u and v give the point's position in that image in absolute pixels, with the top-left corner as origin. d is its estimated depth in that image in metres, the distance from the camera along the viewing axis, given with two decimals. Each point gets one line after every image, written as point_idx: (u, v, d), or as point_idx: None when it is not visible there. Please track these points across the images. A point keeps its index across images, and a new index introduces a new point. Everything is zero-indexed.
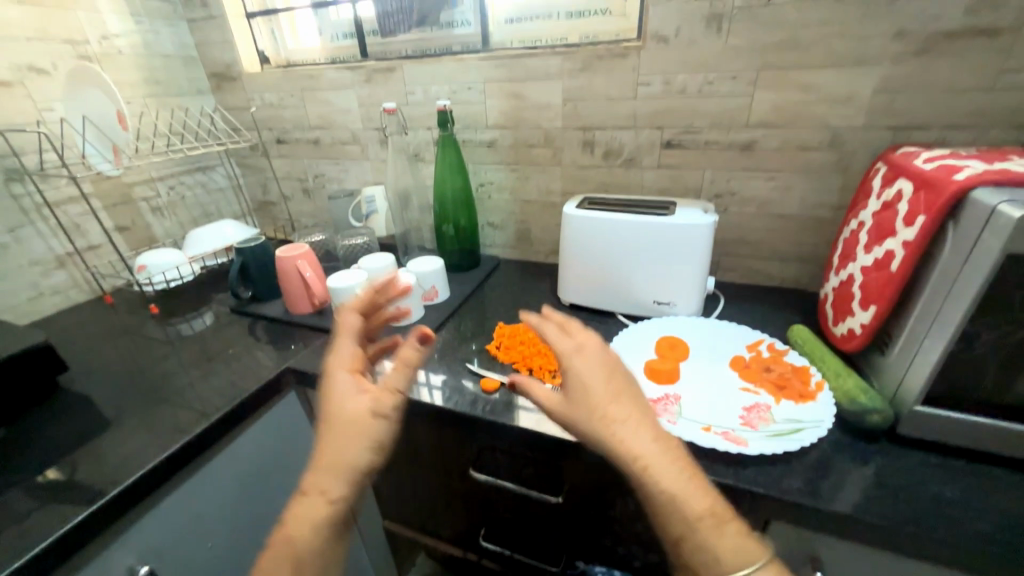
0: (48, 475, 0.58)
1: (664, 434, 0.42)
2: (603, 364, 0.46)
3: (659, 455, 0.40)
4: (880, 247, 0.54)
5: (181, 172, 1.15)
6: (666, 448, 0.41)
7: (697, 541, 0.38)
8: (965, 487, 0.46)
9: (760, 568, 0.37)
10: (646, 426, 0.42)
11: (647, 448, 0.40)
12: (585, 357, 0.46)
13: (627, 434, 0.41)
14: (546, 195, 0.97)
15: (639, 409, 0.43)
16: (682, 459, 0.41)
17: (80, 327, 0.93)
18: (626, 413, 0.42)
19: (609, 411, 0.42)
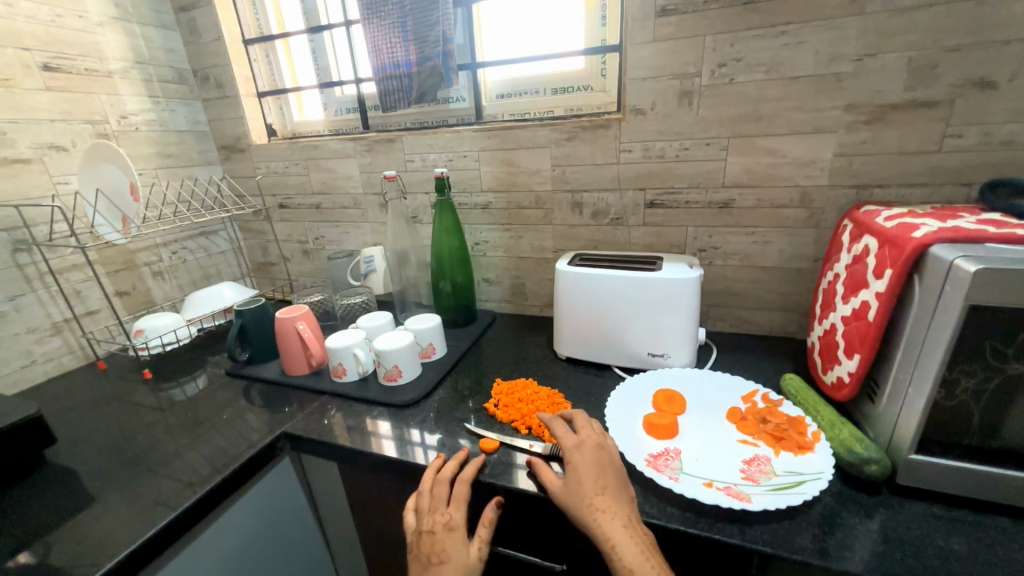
0: (25, 559, 0.55)
1: (633, 519, 0.49)
2: (597, 459, 0.54)
3: (624, 536, 0.47)
4: (856, 298, 0.57)
5: (184, 238, 1.18)
6: (633, 529, 0.48)
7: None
8: (971, 540, 0.46)
9: None
10: (620, 513, 0.49)
11: (618, 531, 0.47)
12: (584, 453, 0.55)
13: (603, 520, 0.48)
14: (538, 252, 1.01)
15: (616, 496, 0.50)
16: (648, 545, 0.47)
17: (70, 394, 0.92)
18: (607, 502, 0.49)
19: (593, 493, 0.50)
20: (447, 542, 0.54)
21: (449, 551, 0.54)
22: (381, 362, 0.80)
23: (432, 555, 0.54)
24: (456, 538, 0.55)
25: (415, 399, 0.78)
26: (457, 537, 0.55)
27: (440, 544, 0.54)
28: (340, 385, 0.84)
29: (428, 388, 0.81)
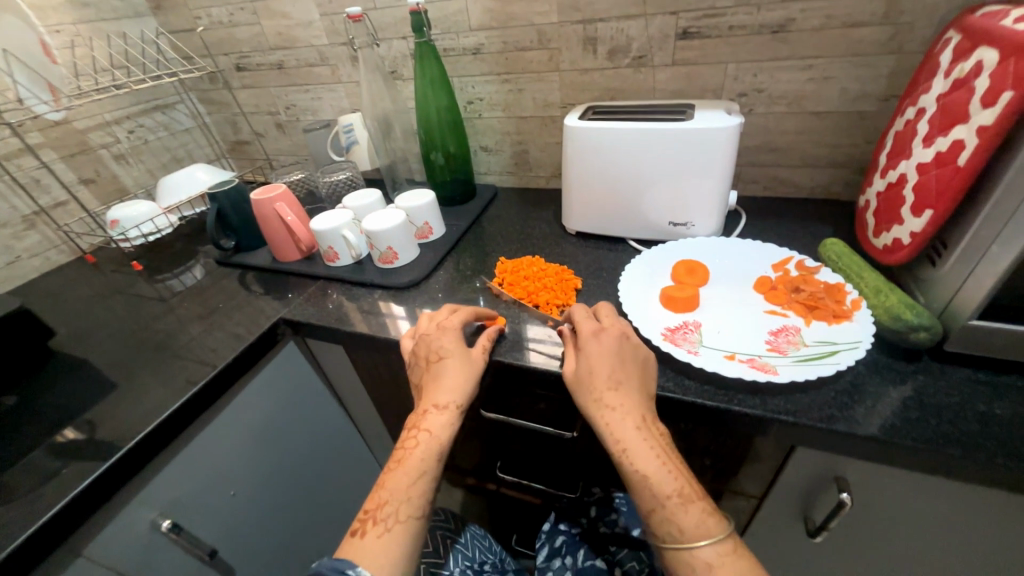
0: (62, 438, 0.57)
1: (647, 417, 0.46)
2: (616, 349, 0.49)
3: (636, 439, 0.44)
4: (944, 138, 0.46)
5: (137, 113, 1.03)
6: (647, 431, 0.44)
7: (664, 515, 0.41)
8: (1016, 405, 0.42)
9: (720, 541, 0.40)
10: (633, 412, 0.45)
11: (629, 434, 0.44)
12: (602, 342, 0.49)
13: (613, 419, 0.45)
14: (543, 109, 0.86)
15: (630, 391, 0.46)
16: (662, 446, 0.44)
17: (65, 289, 0.89)
18: (619, 399, 0.46)
19: (605, 398, 0.46)
20: (443, 341, 0.55)
21: (446, 348, 0.54)
22: (374, 245, 0.74)
23: (430, 356, 0.54)
24: (451, 338, 0.55)
25: (414, 281, 0.73)
26: (453, 337, 0.55)
27: (437, 345, 0.54)
28: (335, 270, 0.78)
29: (428, 269, 0.75)
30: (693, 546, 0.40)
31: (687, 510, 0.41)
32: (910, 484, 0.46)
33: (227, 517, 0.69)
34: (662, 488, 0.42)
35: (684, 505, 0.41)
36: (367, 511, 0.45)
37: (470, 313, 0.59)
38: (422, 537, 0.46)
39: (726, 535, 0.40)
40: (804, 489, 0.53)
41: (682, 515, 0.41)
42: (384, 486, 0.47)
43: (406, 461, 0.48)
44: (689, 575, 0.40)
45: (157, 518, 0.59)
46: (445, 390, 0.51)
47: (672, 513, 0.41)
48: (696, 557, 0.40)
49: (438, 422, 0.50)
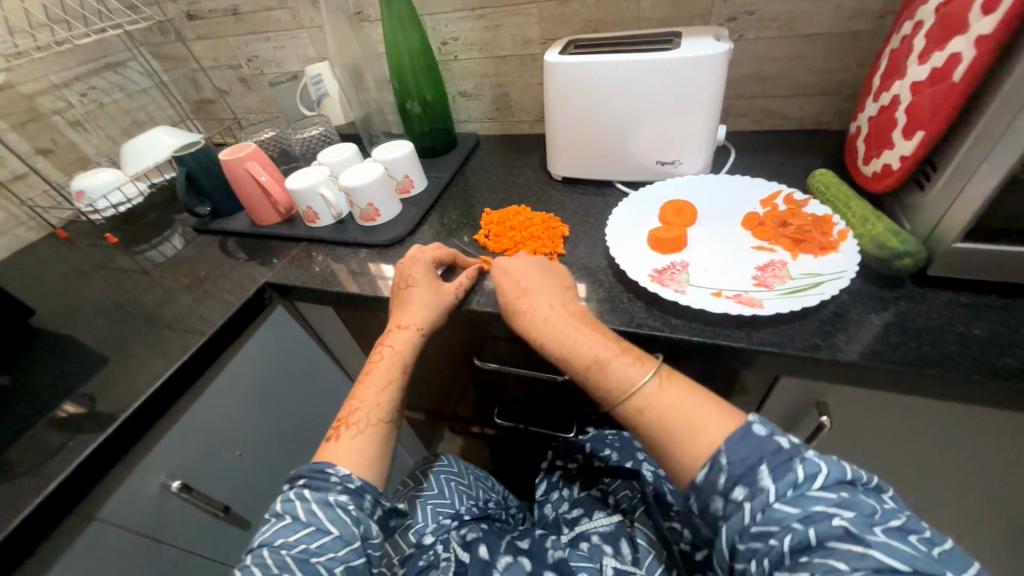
0: (59, 412, 0.57)
1: (558, 302, 0.48)
2: (517, 259, 0.53)
3: (545, 321, 0.46)
4: (941, 52, 0.43)
5: (87, 74, 0.96)
6: (556, 311, 0.47)
7: (594, 383, 0.43)
8: (995, 324, 0.43)
9: (642, 383, 0.41)
10: (539, 298, 0.48)
11: (539, 320, 0.47)
12: (502, 260, 0.54)
13: (525, 315, 0.48)
14: (522, 46, 0.80)
15: (536, 286, 0.50)
16: (574, 321, 0.46)
17: (41, 266, 0.86)
18: (523, 293, 0.49)
19: (512, 296, 0.50)
20: (413, 270, 0.58)
21: (415, 277, 0.57)
22: (353, 202, 0.71)
23: (401, 283, 0.58)
24: (421, 267, 0.58)
25: (398, 238, 0.71)
26: (423, 267, 0.59)
27: (407, 273, 0.58)
28: (316, 232, 0.76)
29: (411, 225, 0.73)
30: (623, 398, 0.41)
31: (608, 371, 0.42)
32: (887, 404, 0.48)
33: (235, 476, 0.72)
34: (582, 359, 0.44)
35: (603, 367, 0.42)
36: (341, 420, 0.50)
37: (448, 252, 0.62)
38: (394, 438, 0.51)
39: (648, 375, 0.41)
40: (788, 415, 0.55)
41: (604, 375, 0.42)
42: (355, 396, 0.52)
43: (372, 373, 0.53)
44: (632, 423, 0.41)
45: (166, 480, 0.61)
46: (409, 313, 0.56)
47: (598, 381, 0.43)
48: (628, 405, 0.41)
49: (399, 338, 0.54)
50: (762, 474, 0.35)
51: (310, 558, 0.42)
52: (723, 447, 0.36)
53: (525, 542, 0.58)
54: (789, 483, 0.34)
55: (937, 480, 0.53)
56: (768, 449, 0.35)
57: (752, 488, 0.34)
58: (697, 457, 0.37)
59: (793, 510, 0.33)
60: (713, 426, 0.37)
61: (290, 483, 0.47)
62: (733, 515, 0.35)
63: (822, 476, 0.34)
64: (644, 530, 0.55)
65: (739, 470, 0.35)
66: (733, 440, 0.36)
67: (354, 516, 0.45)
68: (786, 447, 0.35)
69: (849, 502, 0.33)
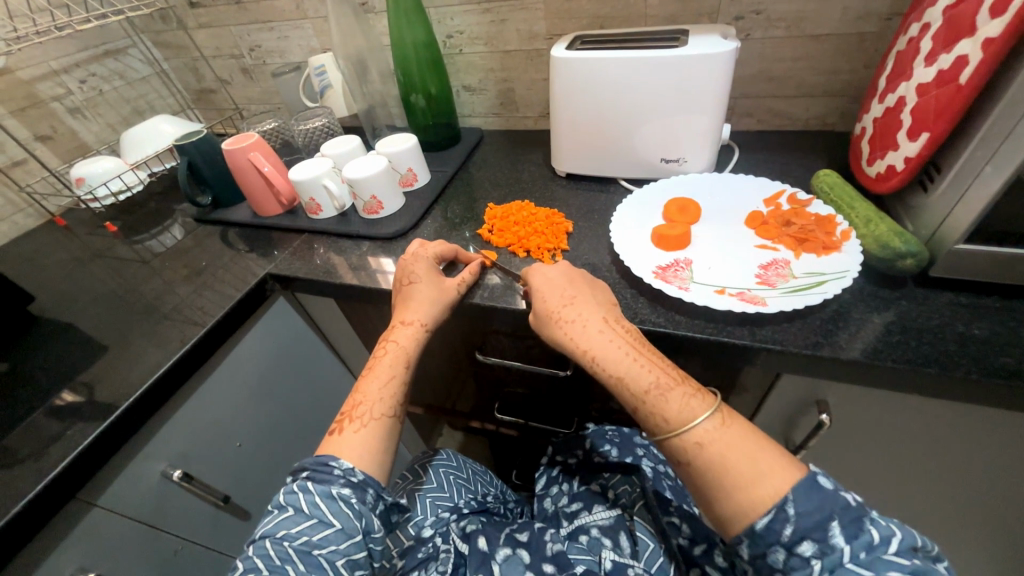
0: (60, 399, 0.57)
1: (609, 320, 0.47)
2: (564, 275, 0.51)
3: (602, 344, 0.44)
4: (948, 55, 0.44)
5: (88, 60, 0.95)
6: (610, 332, 0.45)
7: (648, 409, 0.42)
8: (995, 325, 0.44)
9: (706, 418, 0.40)
10: (593, 318, 0.46)
11: (593, 340, 0.45)
12: (545, 273, 0.51)
13: (575, 331, 0.46)
14: (528, 41, 0.80)
15: (586, 302, 0.48)
16: (630, 344, 0.45)
17: (39, 254, 0.85)
18: (574, 312, 0.47)
19: (561, 313, 0.47)
20: (415, 266, 0.58)
21: (418, 273, 0.57)
22: (357, 194, 0.71)
23: (404, 279, 0.58)
24: (424, 264, 0.58)
25: (401, 231, 0.71)
26: (425, 263, 0.59)
27: (410, 269, 0.58)
28: (319, 223, 0.76)
29: (414, 218, 0.73)
30: (683, 431, 0.40)
31: (667, 399, 0.41)
32: (886, 403, 0.48)
33: (234, 466, 0.72)
34: (637, 384, 0.43)
35: (662, 396, 0.41)
36: (345, 413, 0.51)
37: (450, 249, 0.62)
38: (397, 433, 0.51)
39: (710, 410, 0.40)
40: (788, 413, 0.55)
41: (664, 404, 0.41)
42: (358, 390, 0.52)
43: (375, 368, 0.53)
44: (684, 456, 0.40)
45: (166, 469, 0.61)
46: (412, 308, 0.56)
47: (651, 407, 0.42)
48: (685, 439, 0.40)
49: (403, 334, 0.54)
50: (835, 531, 0.35)
51: (312, 550, 0.43)
52: (790, 497, 0.36)
53: (524, 534, 0.58)
54: (862, 544, 0.35)
55: (933, 479, 0.54)
56: (839, 505, 0.36)
57: (821, 546, 0.35)
58: (759, 504, 0.37)
59: (866, 573, 0.34)
60: (778, 474, 0.37)
61: (293, 475, 0.47)
62: (796, 570, 0.36)
63: (894, 541, 0.35)
64: (643, 524, 0.56)
65: (808, 525, 0.35)
66: (799, 491, 0.36)
67: (356, 510, 0.45)
68: (854, 505, 0.36)
69: (920, 570, 0.34)
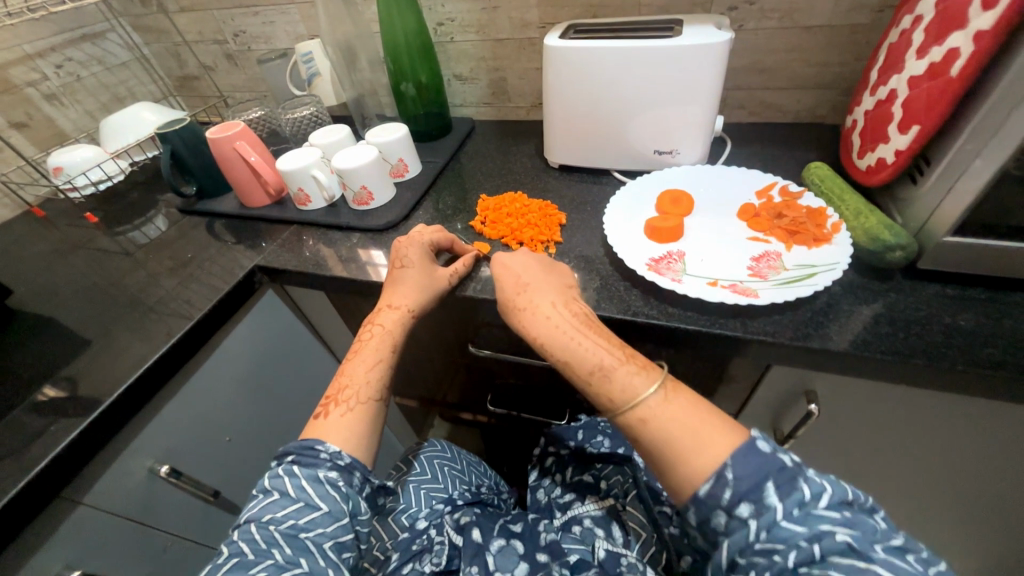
0: (41, 395, 0.55)
1: (559, 303, 0.47)
2: (520, 260, 0.52)
3: (549, 328, 0.45)
4: (939, 47, 0.44)
5: (63, 44, 0.91)
6: (558, 316, 0.46)
7: (594, 390, 0.43)
8: (980, 316, 0.45)
9: (647, 394, 0.40)
10: (543, 302, 0.47)
11: (541, 324, 0.46)
12: (504, 260, 0.52)
13: (526, 317, 0.47)
14: (521, 30, 0.79)
15: (535, 287, 0.48)
16: (578, 326, 0.45)
17: (16, 246, 0.83)
18: (526, 297, 0.48)
19: (515, 299, 0.48)
20: (409, 251, 0.57)
21: (411, 258, 0.57)
22: (347, 185, 0.70)
23: (396, 262, 0.57)
24: (418, 249, 0.58)
25: (392, 223, 0.70)
26: (419, 248, 0.58)
27: (403, 254, 0.57)
28: (308, 215, 0.75)
29: (406, 210, 0.72)
30: (626, 409, 0.40)
31: (611, 379, 0.42)
32: (873, 393, 0.49)
33: (224, 461, 0.71)
34: (585, 366, 0.43)
35: (607, 376, 0.42)
36: (330, 397, 0.50)
37: (445, 236, 0.61)
38: (382, 417, 0.51)
39: (653, 386, 0.40)
40: (778, 404, 0.56)
41: (609, 384, 0.42)
42: (343, 373, 0.52)
43: (362, 351, 0.53)
44: (632, 433, 0.41)
45: (154, 464, 0.60)
46: (401, 293, 0.55)
47: (597, 388, 0.42)
48: (630, 416, 0.40)
49: (390, 318, 0.54)
50: (769, 491, 0.35)
51: (299, 533, 0.42)
52: (727, 462, 0.36)
53: (518, 526, 0.60)
54: (796, 501, 0.34)
55: (917, 466, 0.55)
56: (773, 466, 0.35)
57: (758, 506, 0.35)
58: (697, 471, 0.37)
59: (800, 530, 0.33)
60: (717, 442, 0.37)
61: (278, 459, 0.46)
62: (737, 532, 0.35)
63: (826, 496, 0.34)
64: (635, 513, 0.56)
65: (744, 487, 0.35)
66: (738, 456, 0.36)
67: (343, 493, 0.45)
68: (790, 465, 0.35)
69: (852, 522, 0.33)
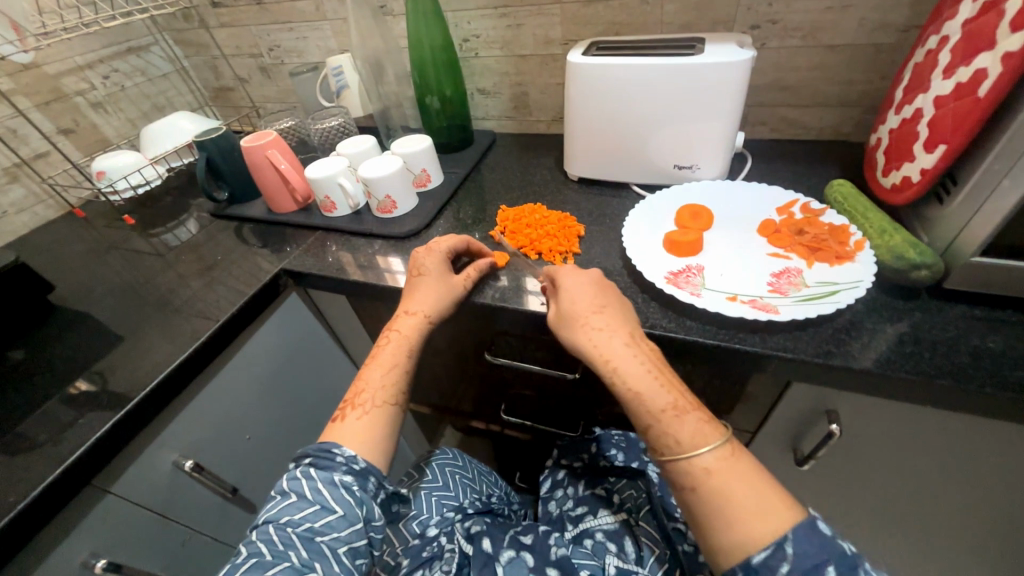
0: (77, 387, 0.58)
1: (635, 336, 0.46)
2: (594, 283, 0.50)
3: (626, 357, 0.44)
4: (966, 68, 0.44)
5: (111, 57, 0.97)
6: (636, 347, 0.45)
7: (660, 429, 0.41)
8: (1010, 338, 0.44)
9: (718, 447, 0.40)
10: (620, 330, 0.46)
11: (617, 351, 0.44)
12: (578, 278, 0.51)
13: (601, 339, 0.45)
14: (544, 46, 0.81)
15: (613, 315, 0.47)
16: (653, 361, 0.44)
17: (59, 245, 0.87)
18: (603, 321, 0.46)
19: (589, 319, 0.47)
20: (427, 260, 0.59)
21: (427, 266, 0.58)
22: (372, 193, 0.72)
23: (414, 271, 0.59)
24: (435, 257, 0.59)
25: (414, 230, 0.72)
26: (437, 257, 0.59)
27: (421, 263, 0.59)
28: (333, 221, 0.77)
29: (427, 218, 0.74)
30: (692, 455, 0.39)
31: (682, 422, 0.41)
32: (898, 413, 0.48)
33: (243, 459, 0.73)
34: (655, 402, 0.42)
35: (678, 417, 0.41)
36: (347, 401, 0.51)
37: (460, 241, 0.62)
38: (398, 422, 0.52)
39: (723, 440, 0.40)
40: (797, 422, 0.55)
41: (677, 427, 0.41)
42: (361, 377, 0.53)
43: (378, 356, 0.54)
44: (689, 481, 0.40)
45: (178, 459, 0.62)
46: (417, 299, 0.56)
47: (665, 427, 0.41)
48: (694, 463, 0.39)
49: (407, 324, 0.55)
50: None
51: (315, 536, 0.43)
52: (789, 536, 0.36)
53: (528, 537, 0.59)
54: None
55: (945, 492, 0.53)
56: (835, 552, 0.36)
57: None
58: (756, 539, 0.36)
59: None
60: (781, 513, 0.37)
61: (295, 462, 0.48)
62: None
63: None
64: (648, 528, 0.56)
65: (802, 566, 0.35)
66: (800, 533, 0.36)
67: (357, 497, 0.46)
68: (850, 555, 0.36)
69: None
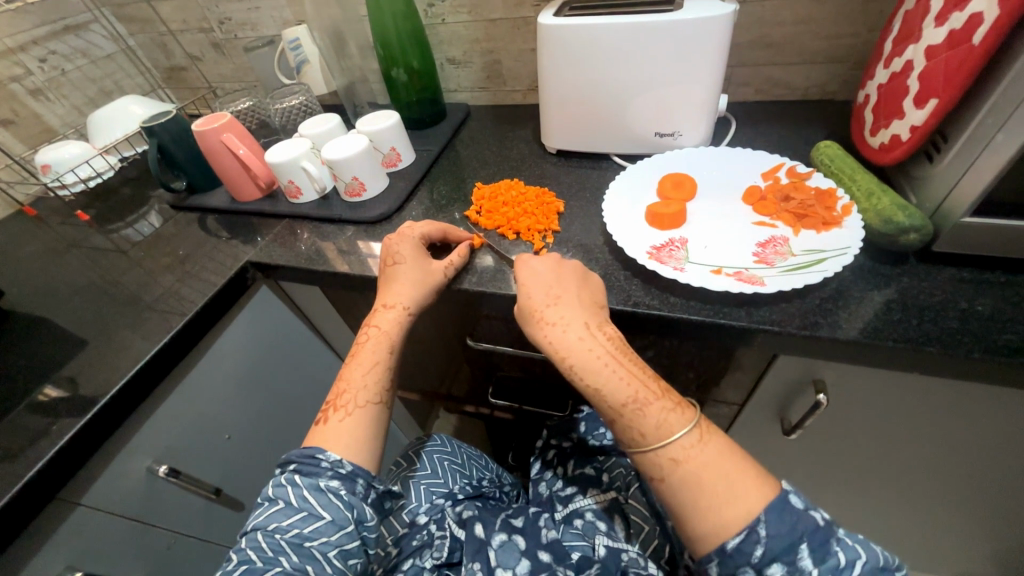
0: (35, 397, 0.55)
1: (591, 325, 0.44)
2: (548, 270, 0.48)
3: (581, 352, 0.43)
4: (960, 14, 0.41)
5: (46, 37, 0.88)
6: (591, 339, 0.43)
7: (624, 422, 0.41)
8: (999, 301, 0.43)
9: (682, 434, 0.39)
10: (574, 322, 0.44)
11: (572, 347, 0.43)
12: (531, 269, 0.49)
13: (555, 336, 0.44)
14: (514, 8, 0.76)
15: (569, 304, 0.45)
16: (610, 353, 0.42)
17: (8, 245, 0.82)
18: (556, 314, 0.45)
19: (543, 314, 0.45)
20: (401, 246, 0.56)
21: (403, 254, 0.55)
22: (338, 176, 0.68)
23: (388, 258, 0.56)
24: (409, 244, 0.56)
25: (386, 214, 0.68)
26: (411, 243, 0.56)
27: (395, 249, 0.56)
28: (300, 208, 0.73)
29: (399, 200, 0.70)
30: (659, 446, 0.39)
31: (644, 414, 0.40)
32: (885, 380, 0.47)
33: (223, 458, 0.71)
34: (615, 398, 0.41)
35: (640, 410, 0.40)
36: (329, 402, 0.49)
37: (438, 228, 0.59)
38: (383, 419, 0.50)
39: (689, 427, 0.39)
40: (785, 394, 0.54)
41: (640, 419, 0.40)
42: (342, 377, 0.51)
43: (359, 353, 0.51)
44: (658, 472, 0.39)
45: (152, 464, 0.60)
46: (394, 291, 0.54)
47: (629, 421, 0.40)
48: (661, 455, 0.39)
49: (386, 317, 0.53)
50: (803, 554, 0.35)
51: (304, 542, 0.42)
52: (761, 517, 0.35)
53: (519, 520, 0.58)
54: (828, 568, 0.35)
55: (932, 455, 0.53)
56: (808, 528, 0.36)
57: (790, 568, 0.35)
58: (726, 525, 0.36)
59: None
60: (751, 490, 0.37)
61: (281, 467, 0.46)
62: None
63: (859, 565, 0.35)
64: (638, 505, 0.56)
65: (776, 546, 0.35)
66: (772, 511, 0.36)
67: (346, 501, 0.44)
68: (823, 527, 0.36)
69: None
